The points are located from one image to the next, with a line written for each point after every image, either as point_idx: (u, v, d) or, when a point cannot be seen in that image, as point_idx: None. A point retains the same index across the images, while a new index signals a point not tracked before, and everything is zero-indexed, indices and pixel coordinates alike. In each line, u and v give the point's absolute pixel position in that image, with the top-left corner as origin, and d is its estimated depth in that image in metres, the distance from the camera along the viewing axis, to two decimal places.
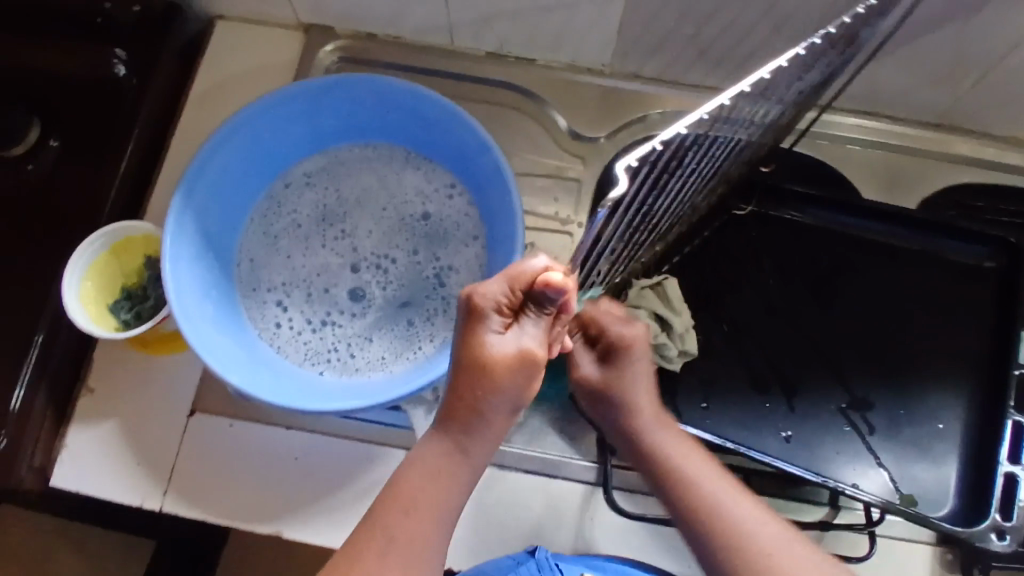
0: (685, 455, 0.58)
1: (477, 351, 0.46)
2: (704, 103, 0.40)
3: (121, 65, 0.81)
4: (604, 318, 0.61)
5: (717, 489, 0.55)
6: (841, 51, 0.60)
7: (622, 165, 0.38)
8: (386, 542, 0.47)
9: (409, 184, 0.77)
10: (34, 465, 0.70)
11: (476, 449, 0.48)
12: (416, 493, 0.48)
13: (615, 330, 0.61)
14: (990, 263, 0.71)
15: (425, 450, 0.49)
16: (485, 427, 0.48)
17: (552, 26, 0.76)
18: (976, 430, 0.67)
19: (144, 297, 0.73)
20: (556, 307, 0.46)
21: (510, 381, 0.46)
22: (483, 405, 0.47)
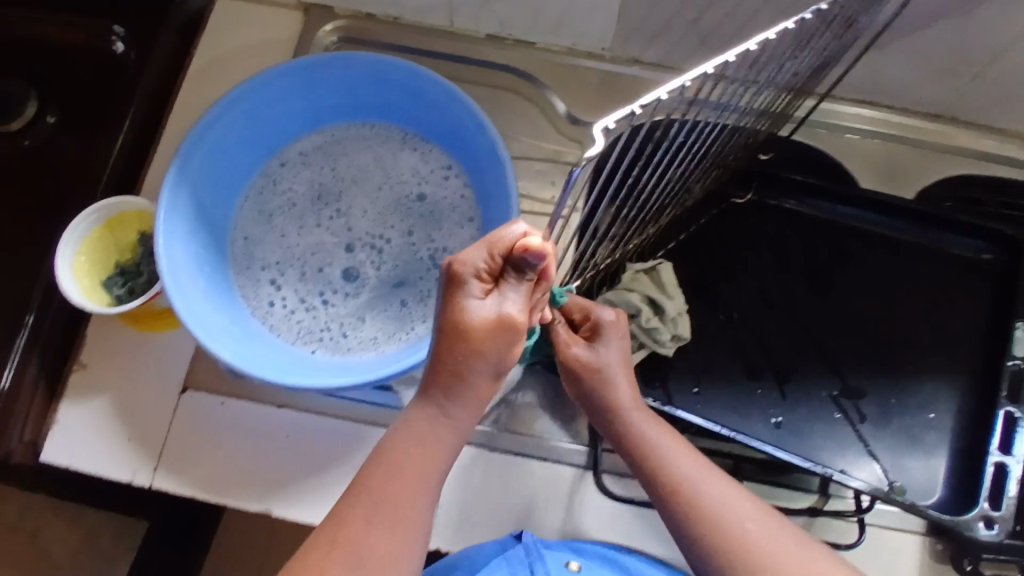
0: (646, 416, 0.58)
1: (459, 316, 0.45)
2: (692, 70, 0.40)
3: (119, 42, 0.82)
4: (602, 316, 0.59)
5: (705, 477, 0.54)
6: (838, 36, 0.60)
7: (599, 128, 0.36)
8: (370, 508, 0.47)
9: (404, 164, 0.76)
10: (25, 438, 0.71)
11: (461, 413, 0.47)
12: (402, 459, 0.48)
13: (599, 313, 0.60)
14: (987, 256, 0.71)
15: (410, 416, 0.48)
16: (470, 389, 0.47)
17: (552, 9, 0.75)
18: (967, 421, 0.67)
19: (139, 273, 0.72)
20: (537, 272, 0.45)
21: (492, 347, 0.45)
22: (465, 368, 0.46)
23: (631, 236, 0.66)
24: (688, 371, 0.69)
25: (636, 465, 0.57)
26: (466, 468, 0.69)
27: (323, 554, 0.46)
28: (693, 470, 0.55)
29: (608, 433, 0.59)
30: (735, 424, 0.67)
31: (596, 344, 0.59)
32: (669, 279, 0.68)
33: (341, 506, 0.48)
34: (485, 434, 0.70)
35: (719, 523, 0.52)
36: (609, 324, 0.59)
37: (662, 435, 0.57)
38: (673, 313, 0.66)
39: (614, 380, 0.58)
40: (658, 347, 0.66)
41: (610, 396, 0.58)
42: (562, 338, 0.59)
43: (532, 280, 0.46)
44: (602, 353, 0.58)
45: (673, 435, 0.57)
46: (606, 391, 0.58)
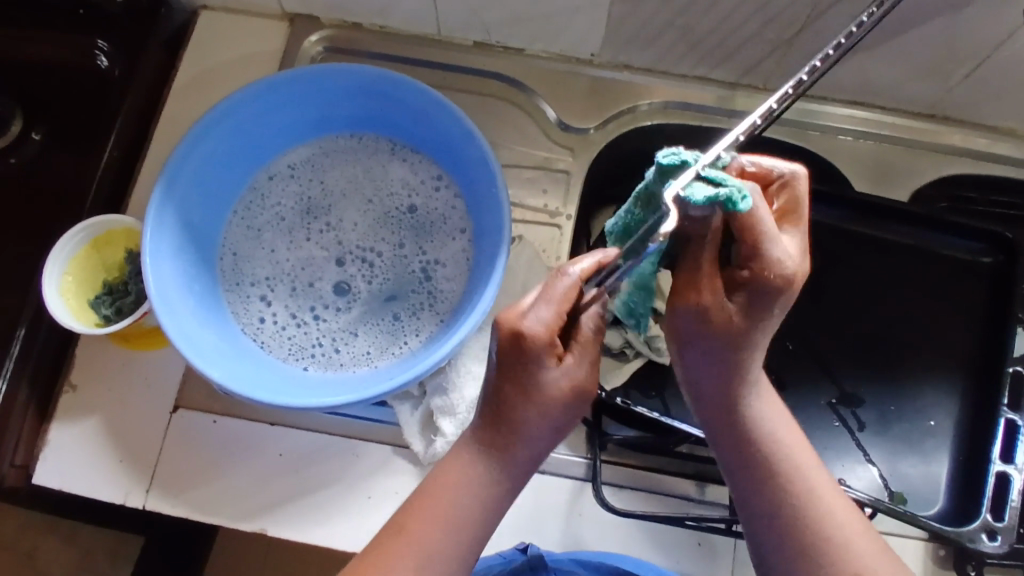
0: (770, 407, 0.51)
1: (537, 391, 0.47)
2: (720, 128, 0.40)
3: (103, 57, 0.80)
4: (779, 259, 0.45)
5: (806, 457, 0.51)
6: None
7: (673, 194, 0.41)
8: (395, 546, 0.47)
9: (394, 176, 0.76)
10: (16, 462, 0.70)
11: (524, 473, 0.50)
12: (443, 505, 0.48)
13: (772, 249, 0.45)
14: (987, 258, 0.70)
15: (454, 465, 0.49)
16: (528, 450, 0.49)
17: (541, 15, 0.75)
18: (968, 425, 0.66)
19: (126, 293, 0.71)
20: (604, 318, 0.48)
21: (567, 411, 0.49)
22: (534, 434, 0.48)
23: None
24: None
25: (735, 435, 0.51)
26: None
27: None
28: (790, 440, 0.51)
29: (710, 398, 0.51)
30: None
31: (743, 298, 0.47)
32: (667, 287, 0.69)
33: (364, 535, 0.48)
34: None
35: (801, 486, 0.49)
36: (785, 282, 0.46)
37: (765, 399, 0.51)
38: None
39: (766, 320, 0.47)
40: (656, 355, 0.68)
41: (739, 367, 0.49)
42: (701, 271, 0.47)
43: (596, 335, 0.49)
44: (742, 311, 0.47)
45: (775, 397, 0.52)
46: (750, 341, 0.48)
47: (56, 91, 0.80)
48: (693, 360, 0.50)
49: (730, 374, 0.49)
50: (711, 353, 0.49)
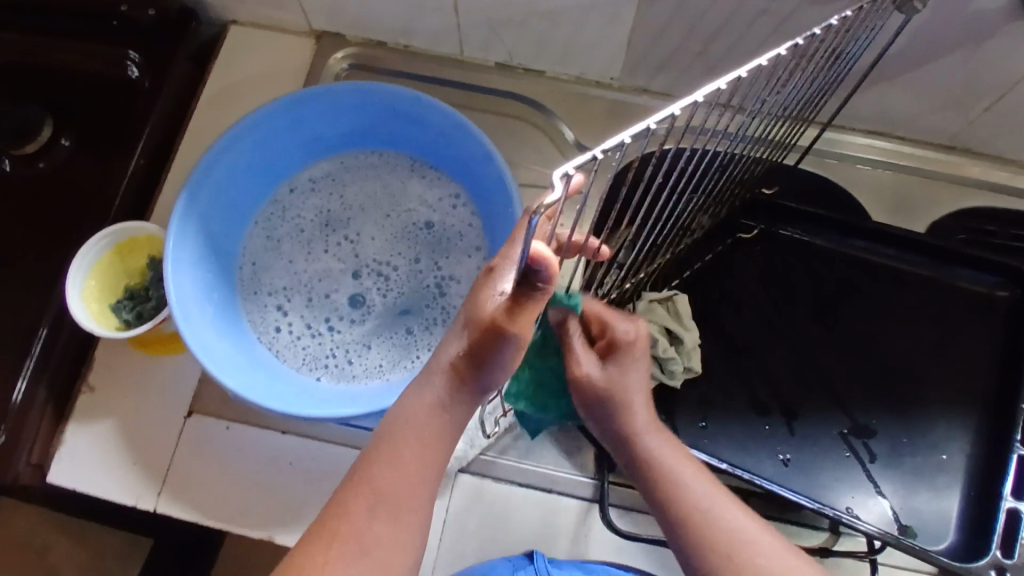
0: (666, 445, 0.54)
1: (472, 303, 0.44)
2: (682, 101, 0.38)
3: (134, 68, 0.82)
4: (620, 334, 0.54)
5: (709, 492, 0.52)
6: (827, 66, 0.61)
7: (559, 173, 0.33)
8: (374, 499, 0.45)
9: (413, 192, 0.77)
10: (31, 462, 0.71)
11: (458, 407, 0.46)
12: (401, 450, 0.46)
13: (616, 327, 0.54)
14: (1002, 292, 0.69)
15: (407, 400, 0.47)
16: (471, 395, 0.46)
17: (560, 39, 0.76)
18: (981, 461, 0.65)
19: (147, 298, 0.72)
20: (550, 279, 0.40)
21: (488, 347, 0.44)
22: (469, 373, 0.45)
23: (639, 266, 0.66)
24: (694, 405, 0.68)
25: (642, 481, 0.54)
26: (463, 499, 0.69)
27: (326, 546, 0.45)
28: (696, 483, 0.52)
29: (661, 509, 0.52)
30: (741, 459, 0.66)
31: (603, 364, 0.54)
32: (684, 310, 0.68)
33: (342, 496, 0.46)
34: (485, 463, 0.70)
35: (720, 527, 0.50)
36: (631, 348, 0.54)
37: (657, 427, 0.55)
38: (689, 345, 0.66)
39: (628, 400, 0.54)
40: (668, 377, 0.66)
41: (627, 423, 0.54)
42: (575, 351, 0.54)
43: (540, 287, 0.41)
44: (598, 372, 0.54)
45: (672, 439, 0.55)
46: (620, 411, 0.54)
47: (86, 100, 0.82)
48: (592, 419, 0.56)
49: (622, 431, 0.54)
50: (599, 426, 0.56)
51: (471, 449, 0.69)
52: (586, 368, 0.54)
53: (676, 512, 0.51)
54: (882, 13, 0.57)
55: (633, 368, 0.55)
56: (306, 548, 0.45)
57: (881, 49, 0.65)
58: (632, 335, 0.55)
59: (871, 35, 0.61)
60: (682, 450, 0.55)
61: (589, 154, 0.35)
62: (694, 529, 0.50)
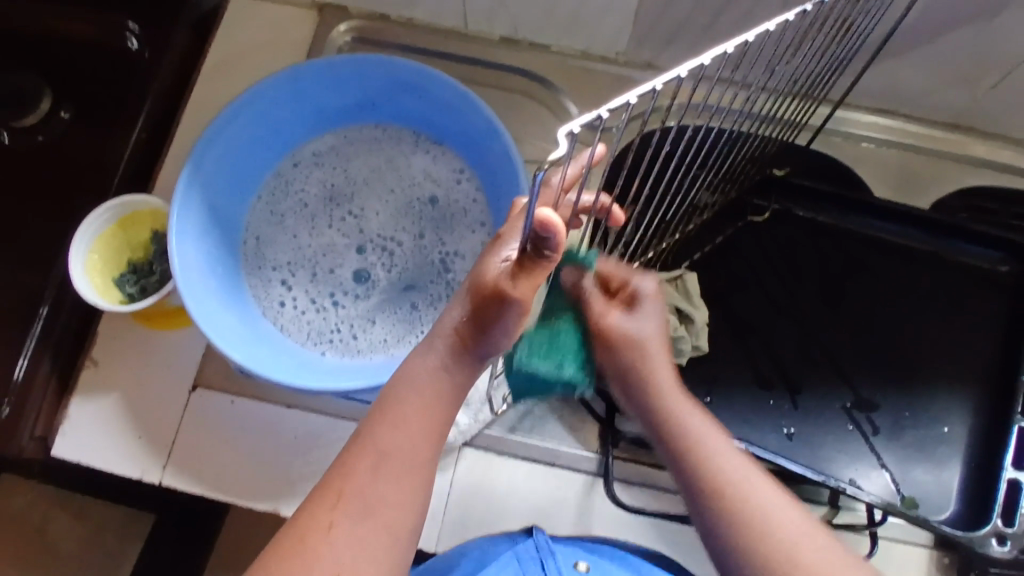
0: (695, 408, 0.55)
1: (478, 269, 0.45)
2: (691, 61, 0.38)
3: (134, 39, 0.81)
4: (642, 287, 0.57)
5: (738, 463, 0.51)
6: (837, 38, 0.61)
7: (564, 133, 0.34)
8: (377, 458, 0.46)
9: (417, 167, 0.76)
10: (36, 434, 0.71)
11: (461, 371, 0.48)
12: (404, 409, 0.47)
13: (638, 282, 0.57)
14: (1004, 267, 0.70)
15: (415, 362, 0.48)
16: (472, 358, 0.48)
17: (566, 12, 0.75)
18: (982, 435, 0.66)
19: (151, 272, 0.73)
20: (556, 250, 0.41)
21: (486, 313, 0.45)
22: (472, 336, 0.47)
23: (647, 243, 0.66)
24: (699, 380, 0.68)
25: (669, 446, 0.53)
26: (467, 473, 0.69)
27: (331, 506, 0.45)
28: (726, 453, 0.52)
29: (685, 473, 0.52)
30: (744, 433, 0.66)
31: (631, 311, 0.56)
32: (694, 289, 0.68)
33: (344, 456, 0.47)
34: (491, 437, 0.70)
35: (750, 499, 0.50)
36: (653, 297, 0.57)
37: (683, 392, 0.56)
38: (699, 324, 0.67)
39: (650, 353, 0.56)
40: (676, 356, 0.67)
41: (654, 378, 0.55)
42: (598, 305, 0.54)
43: (542, 259, 0.42)
44: (631, 324, 0.55)
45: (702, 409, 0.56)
46: (641, 363, 0.55)
47: (85, 71, 0.81)
48: (613, 371, 0.56)
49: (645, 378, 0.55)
50: (625, 387, 0.56)
51: (476, 423, 0.68)
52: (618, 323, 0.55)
53: (703, 479, 0.51)
54: None
55: (648, 317, 0.56)
56: (311, 511, 0.45)
57: (892, 25, 0.65)
58: (643, 289, 0.57)
59: (883, 10, 0.61)
60: (706, 414, 0.55)
61: (594, 113, 0.35)
62: (722, 495, 0.50)
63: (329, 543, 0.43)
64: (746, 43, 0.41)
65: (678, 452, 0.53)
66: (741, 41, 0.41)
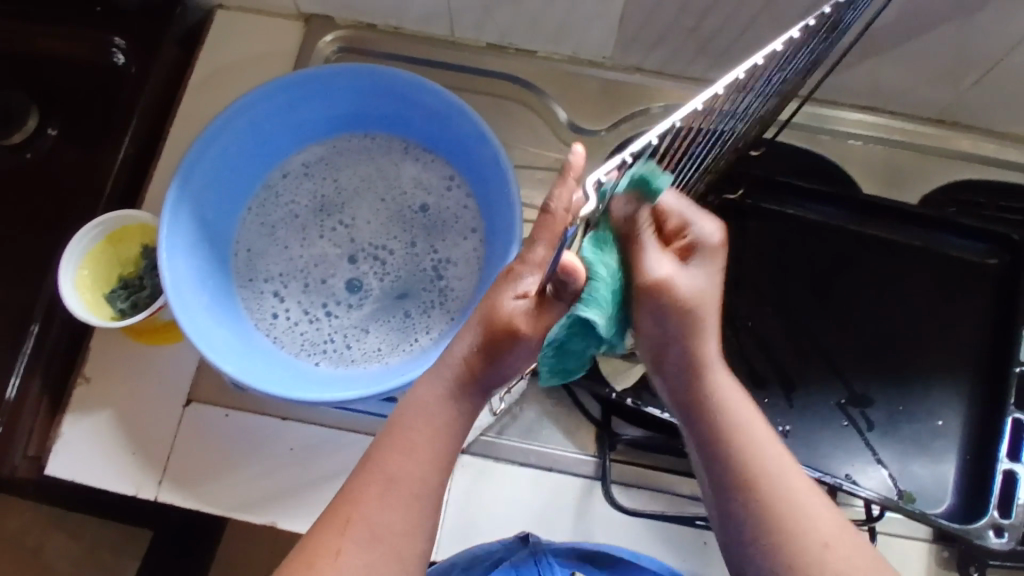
0: (741, 401, 0.50)
1: (489, 305, 0.45)
2: (704, 93, 0.39)
3: (119, 54, 0.81)
4: (704, 232, 0.48)
5: (779, 460, 0.48)
6: (824, 39, 0.60)
7: (592, 183, 0.36)
8: (382, 478, 0.45)
9: (407, 175, 0.76)
10: (30, 453, 0.70)
11: (469, 399, 0.47)
12: (411, 430, 0.46)
13: (699, 226, 0.48)
14: (993, 260, 0.70)
15: (421, 389, 0.47)
16: (477, 394, 0.47)
17: (552, 17, 0.75)
18: (976, 427, 0.66)
19: (141, 287, 0.72)
20: (576, 292, 0.41)
21: (498, 348, 0.44)
22: (479, 372, 0.46)
23: None
24: None
25: (697, 434, 0.50)
26: (465, 481, 0.69)
27: (339, 534, 0.44)
28: (768, 448, 0.48)
29: (719, 461, 0.48)
30: None
31: (680, 252, 0.49)
32: None
33: (352, 481, 0.46)
34: (487, 444, 0.70)
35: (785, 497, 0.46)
36: (715, 251, 0.49)
37: (733, 385, 0.50)
38: None
39: (702, 321, 0.48)
40: None
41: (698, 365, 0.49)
42: (642, 257, 0.46)
43: (560, 299, 0.42)
44: (690, 277, 0.48)
45: (753, 414, 0.49)
46: (691, 338, 0.49)
47: (71, 87, 0.81)
48: (649, 339, 0.49)
49: (695, 388, 0.50)
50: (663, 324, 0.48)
51: (472, 431, 0.70)
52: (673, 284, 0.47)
53: (734, 471, 0.48)
54: None
55: (702, 272, 0.48)
56: (317, 537, 0.45)
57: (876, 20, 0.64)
58: (699, 232, 0.48)
59: (868, 6, 0.60)
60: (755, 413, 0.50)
61: (620, 156, 0.36)
62: (755, 486, 0.47)
63: (338, 574, 0.43)
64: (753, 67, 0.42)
65: (708, 440, 0.49)
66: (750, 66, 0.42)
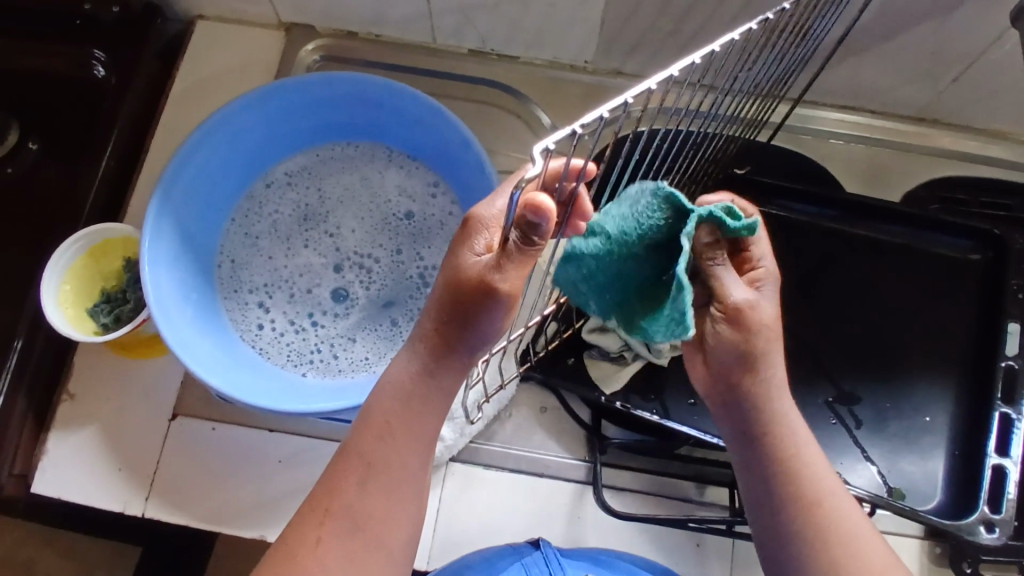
0: (804, 434, 0.51)
1: (454, 264, 0.43)
2: (658, 74, 0.39)
3: (101, 67, 0.80)
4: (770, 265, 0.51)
5: (840, 496, 0.50)
6: (795, 44, 0.62)
7: (538, 149, 0.35)
8: (365, 478, 0.45)
9: (391, 183, 0.76)
10: (14, 472, 0.69)
11: (445, 377, 0.46)
12: (390, 423, 0.46)
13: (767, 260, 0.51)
14: (976, 255, 0.71)
15: (396, 373, 0.46)
16: (459, 359, 0.45)
17: (533, 22, 0.75)
18: (964, 422, 0.67)
19: (124, 300, 0.71)
20: (544, 237, 0.40)
21: (468, 308, 0.42)
22: (454, 337, 0.44)
23: None
24: (682, 382, 0.69)
25: (767, 456, 0.50)
26: (454, 488, 0.69)
27: (318, 523, 0.45)
28: (830, 487, 0.50)
29: (783, 484, 0.50)
30: None
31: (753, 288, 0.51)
32: None
33: (333, 475, 0.46)
34: (476, 450, 0.70)
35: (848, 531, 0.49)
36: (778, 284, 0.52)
37: (796, 415, 0.52)
38: None
39: (773, 349, 0.50)
40: (655, 356, 0.66)
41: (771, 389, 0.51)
42: (727, 276, 0.49)
43: (529, 252, 0.41)
44: (764, 306, 0.50)
45: (814, 446, 0.52)
46: (765, 366, 0.50)
47: (52, 102, 0.80)
48: (720, 352, 0.50)
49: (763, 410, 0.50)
50: (738, 353, 0.49)
51: (461, 438, 0.68)
52: (754, 311, 0.49)
53: (798, 497, 0.49)
54: None
55: (771, 303, 0.50)
56: (299, 526, 0.45)
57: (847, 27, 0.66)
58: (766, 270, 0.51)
59: (837, 12, 0.62)
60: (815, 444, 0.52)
61: (569, 128, 0.36)
62: (819, 517, 0.49)
63: (316, 561, 0.44)
64: (708, 53, 0.42)
65: (773, 461, 0.50)
66: (705, 53, 0.42)
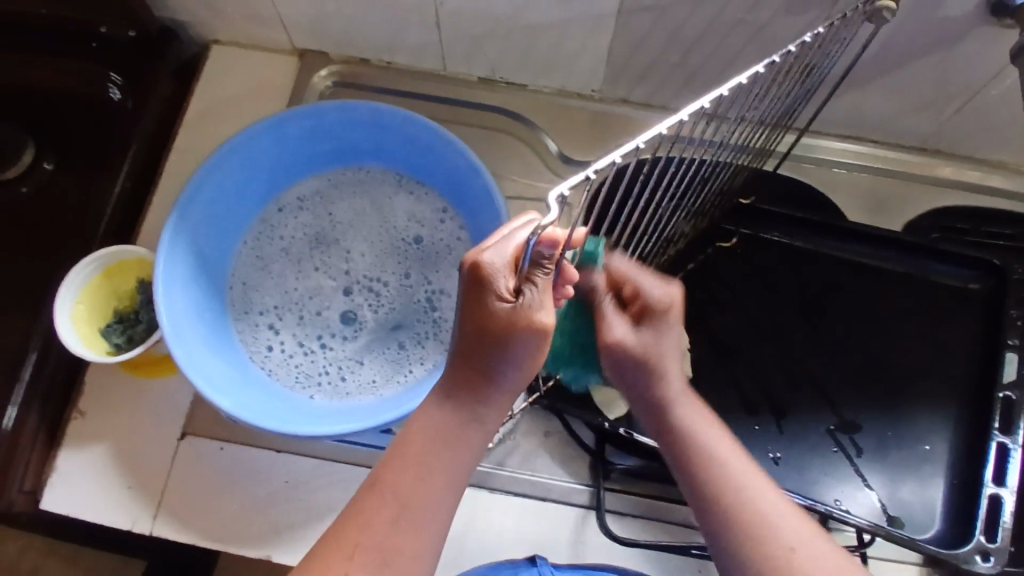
0: (705, 418, 0.55)
1: (485, 317, 0.43)
2: (667, 119, 0.39)
3: (116, 89, 0.82)
4: (650, 294, 0.56)
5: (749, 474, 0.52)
6: (800, 79, 0.63)
7: (554, 196, 0.35)
8: (398, 509, 0.45)
9: (401, 208, 0.77)
10: (25, 488, 0.70)
11: (490, 416, 0.47)
12: (430, 460, 0.46)
13: (644, 285, 0.56)
14: (976, 286, 0.71)
15: (427, 414, 0.47)
16: (504, 391, 0.47)
17: (543, 51, 0.77)
18: (964, 451, 0.67)
19: (137, 321, 0.72)
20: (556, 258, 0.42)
21: (517, 346, 0.44)
22: (497, 369, 0.45)
23: None
24: None
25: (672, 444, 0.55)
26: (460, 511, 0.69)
27: (347, 555, 0.44)
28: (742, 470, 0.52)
29: (689, 475, 0.53)
30: None
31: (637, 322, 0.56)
32: None
33: (360, 504, 0.46)
34: (483, 473, 0.70)
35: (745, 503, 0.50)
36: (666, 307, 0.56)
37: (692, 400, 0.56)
38: None
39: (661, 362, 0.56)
40: None
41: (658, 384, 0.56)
42: (604, 314, 0.57)
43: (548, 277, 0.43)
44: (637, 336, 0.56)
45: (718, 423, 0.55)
46: (646, 371, 0.56)
47: (68, 123, 0.82)
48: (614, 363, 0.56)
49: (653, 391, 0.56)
50: (637, 374, 0.56)
51: None
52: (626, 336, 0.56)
53: (699, 470, 0.53)
54: (850, 24, 0.60)
55: (662, 332, 0.56)
56: (319, 560, 0.44)
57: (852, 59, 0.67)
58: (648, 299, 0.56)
59: (842, 47, 0.64)
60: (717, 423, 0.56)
61: (583, 173, 0.36)
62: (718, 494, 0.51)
63: None
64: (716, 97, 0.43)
65: (674, 447, 0.55)
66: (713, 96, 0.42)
